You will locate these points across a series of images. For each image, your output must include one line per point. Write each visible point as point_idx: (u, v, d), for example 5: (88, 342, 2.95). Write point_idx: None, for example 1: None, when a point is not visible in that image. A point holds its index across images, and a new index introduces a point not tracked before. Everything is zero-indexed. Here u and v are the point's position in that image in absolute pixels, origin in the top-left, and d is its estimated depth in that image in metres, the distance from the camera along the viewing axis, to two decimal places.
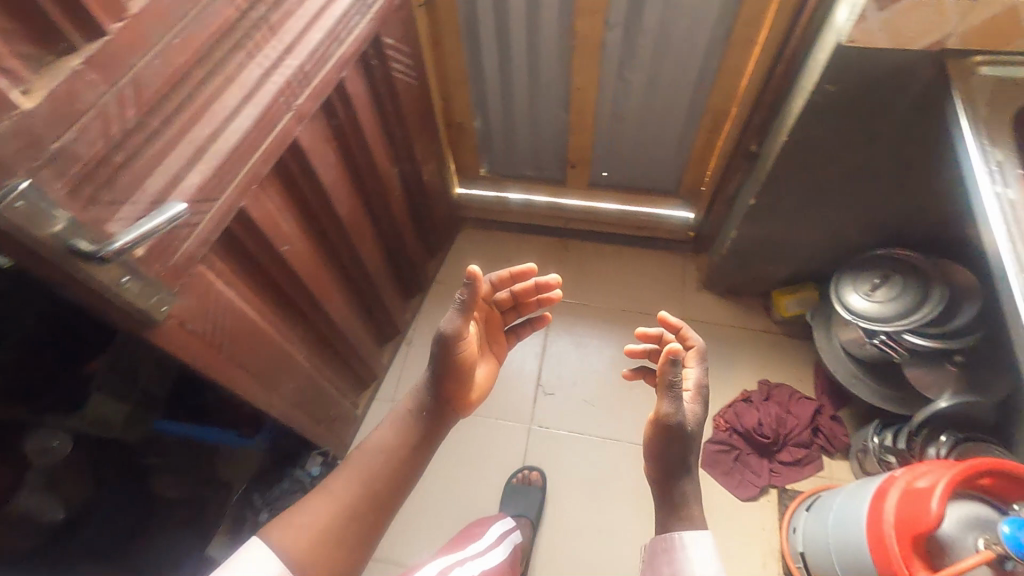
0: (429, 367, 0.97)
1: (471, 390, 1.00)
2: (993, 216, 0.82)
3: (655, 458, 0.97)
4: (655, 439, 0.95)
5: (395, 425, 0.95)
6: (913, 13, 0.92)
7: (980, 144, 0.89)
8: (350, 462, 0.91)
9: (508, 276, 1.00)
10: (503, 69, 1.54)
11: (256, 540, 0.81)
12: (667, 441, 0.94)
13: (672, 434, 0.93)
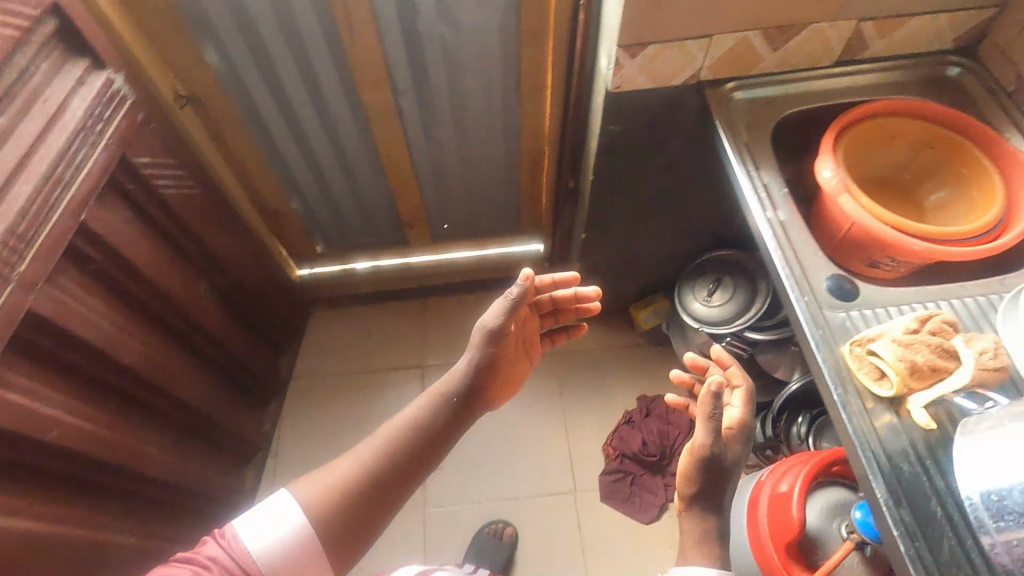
0: (474, 348, 0.99)
1: (501, 380, 1.01)
2: (768, 243, 0.86)
3: (690, 482, 0.94)
4: (695, 467, 0.92)
5: (433, 401, 0.92)
6: (663, 55, 0.95)
7: (748, 171, 0.93)
8: (386, 428, 0.87)
9: (550, 282, 1.12)
10: (305, 151, 1.44)
11: (284, 491, 0.76)
12: (708, 467, 0.91)
13: (710, 459, 0.91)
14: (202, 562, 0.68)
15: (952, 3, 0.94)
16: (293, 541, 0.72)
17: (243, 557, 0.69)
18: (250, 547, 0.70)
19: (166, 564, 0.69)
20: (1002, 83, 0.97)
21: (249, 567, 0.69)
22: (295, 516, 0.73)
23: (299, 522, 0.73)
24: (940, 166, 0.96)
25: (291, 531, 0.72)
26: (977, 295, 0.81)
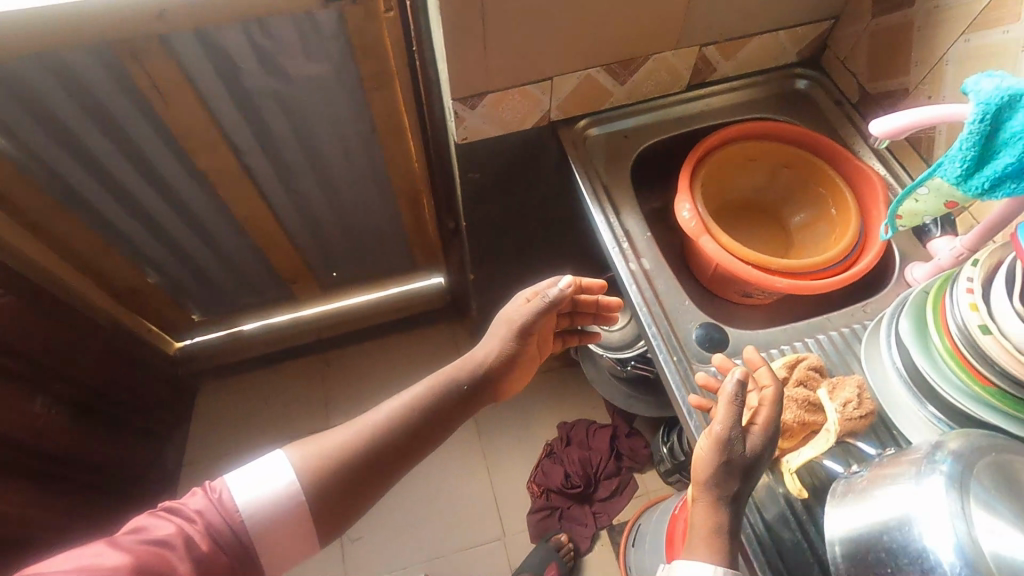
0: (496, 331, 0.88)
1: (515, 375, 0.89)
2: (634, 298, 0.81)
3: (711, 479, 0.63)
4: (708, 450, 0.63)
5: (436, 384, 0.81)
6: (505, 103, 0.88)
7: (608, 218, 0.88)
8: (398, 400, 0.79)
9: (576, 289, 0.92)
10: (149, 224, 1.28)
11: (281, 454, 0.71)
12: (726, 458, 0.62)
13: (734, 449, 0.62)
14: (190, 512, 0.65)
15: (790, 20, 0.92)
16: (284, 499, 0.68)
17: (229, 511, 0.66)
18: (240, 502, 0.66)
19: (153, 511, 0.65)
20: (848, 94, 0.97)
21: (235, 523, 0.65)
22: (287, 473, 0.69)
23: (292, 485, 0.68)
24: (797, 186, 0.95)
25: (283, 490, 0.68)
26: (842, 327, 0.80)
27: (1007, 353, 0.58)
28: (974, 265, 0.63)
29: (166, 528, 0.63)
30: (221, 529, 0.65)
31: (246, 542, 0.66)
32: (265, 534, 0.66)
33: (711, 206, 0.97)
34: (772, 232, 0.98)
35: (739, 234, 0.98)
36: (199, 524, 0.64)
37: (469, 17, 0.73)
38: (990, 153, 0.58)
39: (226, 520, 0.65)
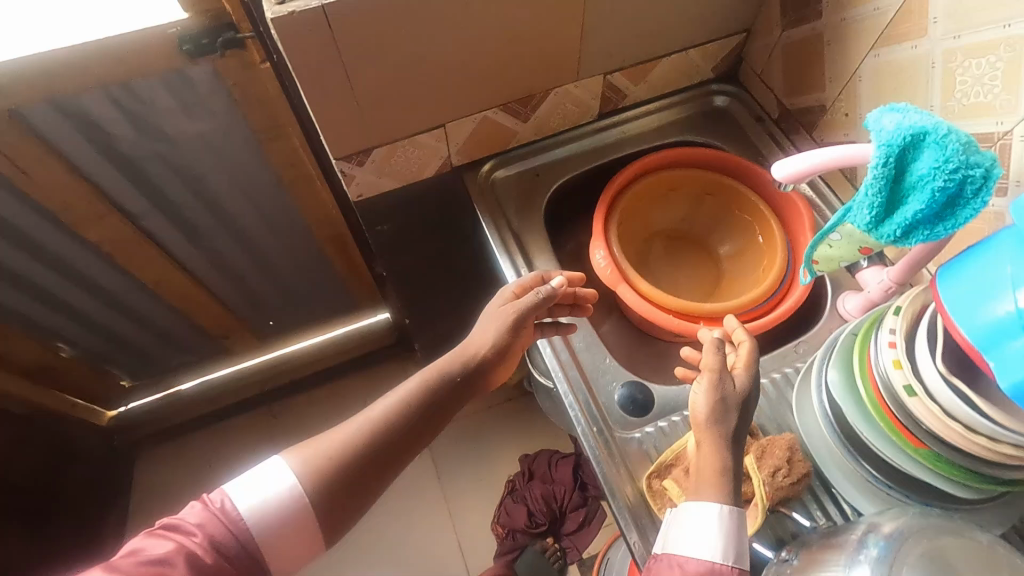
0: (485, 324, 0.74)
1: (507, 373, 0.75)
2: (551, 362, 0.75)
3: (711, 418, 0.60)
4: (700, 389, 0.62)
5: (430, 375, 0.69)
6: (396, 155, 0.81)
7: (519, 271, 0.82)
8: (394, 392, 0.68)
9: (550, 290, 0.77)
10: (50, 300, 1.19)
11: (276, 460, 0.61)
12: (720, 398, 0.61)
13: (724, 390, 0.62)
14: (188, 525, 0.55)
15: (698, 38, 0.86)
16: (290, 503, 0.59)
17: (232, 520, 0.57)
18: (244, 509, 0.57)
19: (144, 532, 0.56)
20: (768, 109, 0.91)
21: (240, 533, 0.56)
22: (288, 474, 0.60)
23: (296, 486, 0.59)
24: (722, 213, 0.89)
25: (287, 492, 0.59)
26: (773, 373, 0.74)
27: (934, 418, 0.53)
28: (895, 316, 0.57)
29: (163, 547, 0.54)
30: (226, 542, 0.56)
31: (254, 554, 0.57)
32: (274, 544, 0.58)
33: (632, 243, 0.90)
34: (700, 263, 0.91)
35: (664, 270, 0.90)
36: (200, 539, 0.55)
37: (329, 77, 0.66)
38: (899, 197, 0.53)
39: (230, 532, 0.56)
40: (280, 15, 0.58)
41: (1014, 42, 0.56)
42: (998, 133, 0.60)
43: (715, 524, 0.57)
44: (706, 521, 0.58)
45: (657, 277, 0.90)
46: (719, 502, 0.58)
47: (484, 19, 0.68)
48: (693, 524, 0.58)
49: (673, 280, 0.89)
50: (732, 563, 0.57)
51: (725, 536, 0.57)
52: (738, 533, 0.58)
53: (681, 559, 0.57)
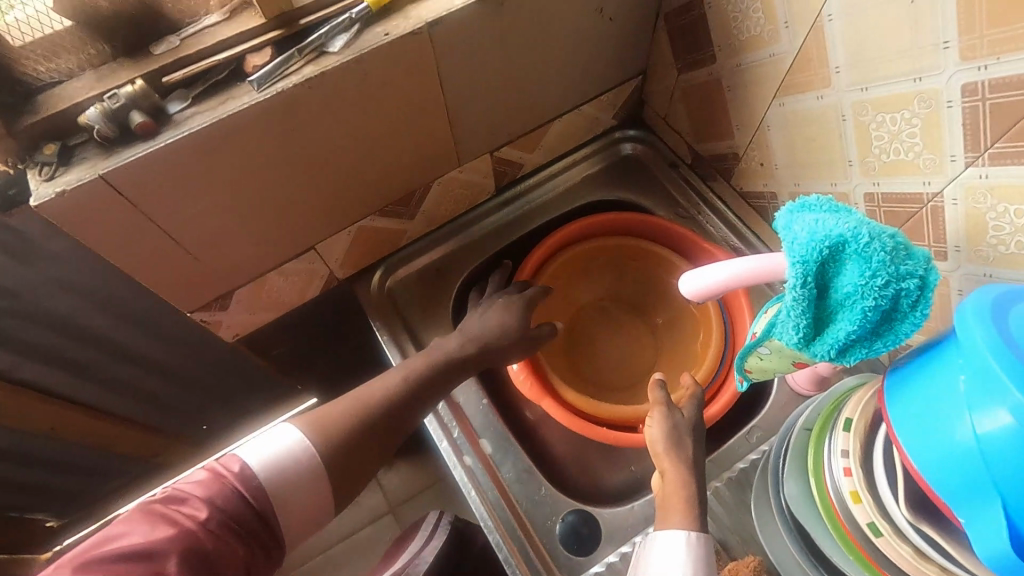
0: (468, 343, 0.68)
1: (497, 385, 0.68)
2: (477, 508, 0.65)
3: (667, 445, 0.60)
4: (655, 419, 0.62)
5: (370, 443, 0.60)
6: (266, 287, 0.70)
7: None
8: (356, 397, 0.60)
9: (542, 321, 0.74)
10: None
11: (283, 425, 0.54)
12: (672, 428, 0.61)
13: (675, 421, 0.62)
14: (192, 499, 0.46)
15: (587, 93, 0.76)
16: (298, 457, 0.52)
17: (244, 482, 0.49)
18: (258, 465, 0.50)
19: (128, 513, 0.46)
20: (681, 154, 0.82)
21: (254, 494, 0.49)
22: (292, 432, 0.54)
23: (305, 443, 0.53)
24: (648, 279, 0.80)
25: (295, 448, 0.52)
26: (728, 474, 0.66)
27: (908, 562, 0.44)
28: (845, 433, 0.49)
29: (161, 527, 0.44)
30: (238, 509, 0.48)
31: (269, 517, 0.49)
32: (288, 504, 0.50)
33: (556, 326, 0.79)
34: (638, 337, 0.80)
35: (598, 348, 0.80)
36: (210, 512, 0.46)
37: (144, 242, 0.55)
38: (827, 314, 0.44)
39: (240, 497, 0.48)
40: (45, 200, 0.46)
41: (929, 96, 0.47)
42: (927, 193, 0.52)
43: (680, 546, 0.53)
44: (671, 545, 0.54)
45: (592, 359, 0.79)
46: (686, 528, 0.54)
47: (321, 137, 0.57)
48: (658, 548, 0.54)
49: (609, 359, 0.79)
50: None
51: (692, 558, 0.53)
52: (707, 556, 0.54)
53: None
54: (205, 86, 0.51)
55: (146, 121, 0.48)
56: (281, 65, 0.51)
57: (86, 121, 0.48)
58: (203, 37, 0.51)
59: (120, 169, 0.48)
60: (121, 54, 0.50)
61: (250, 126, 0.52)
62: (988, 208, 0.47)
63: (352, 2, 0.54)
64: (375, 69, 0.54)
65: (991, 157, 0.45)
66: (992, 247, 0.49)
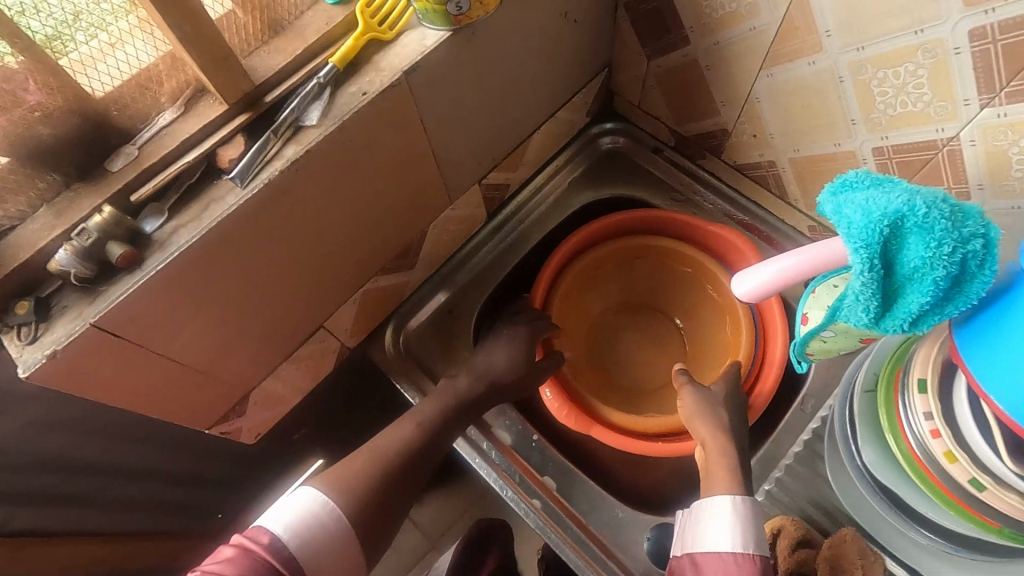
0: (491, 390, 0.65)
1: (551, 407, 0.68)
2: (557, 546, 0.62)
3: (714, 418, 0.59)
4: (684, 399, 0.62)
5: (397, 514, 0.56)
6: (279, 377, 0.65)
7: (479, 446, 0.67)
8: (379, 464, 0.57)
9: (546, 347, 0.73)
10: None
11: (298, 492, 0.52)
12: (704, 400, 0.60)
13: (705, 395, 0.61)
14: None
15: (560, 99, 0.73)
16: (326, 517, 0.51)
17: (274, 550, 0.47)
18: (286, 533, 0.48)
19: None
20: (662, 138, 0.80)
21: (285, 562, 0.47)
22: (312, 492, 0.52)
23: (329, 501, 0.52)
24: (657, 273, 0.79)
25: (319, 507, 0.51)
26: (793, 449, 0.65)
27: (1018, 510, 0.44)
28: (921, 395, 0.49)
29: None
30: None
31: None
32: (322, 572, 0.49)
33: (579, 342, 0.77)
34: (663, 332, 0.79)
35: (627, 353, 0.78)
36: None
37: (145, 376, 0.49)
38: (894, 290, 0.43)
39: (272, 568, 0.46)
40: (34, 368, 0.41)
41: (933, 46, 0.47)
42: (942, 139, 0.51)
43: (725, 515, 0.51)
44: (716, 515, 0.52)
45: (623, 367, 0.77)
46: (729, 493, 0.53)
47: (313, 215, 0.52)
48: (705, 518, 0.52)
49: (641, 361, 0.77)
50: (756, 552, 0.50)
51: (740, 526, 0.51)
52: (756, 522, 0.51)
53: (701, 559, 0.51)
54: (180, 195, 0.46)
55: (128, 251, 0.42)
56: (259, 151, 0.46)
57: (58, 267, 0.42)
58: (164, 139, 0.46)
59: (110, 312, 0.42)
60: (75, 181, 0.44)
61: (241, 228, 0.47)
62: (1010, 144, 0.47)
63: (315, 64, 0.50)
64: (358, 132, 0.50)
65: (1008, 96, 0.45)
66: (1017, 181, 0.49)
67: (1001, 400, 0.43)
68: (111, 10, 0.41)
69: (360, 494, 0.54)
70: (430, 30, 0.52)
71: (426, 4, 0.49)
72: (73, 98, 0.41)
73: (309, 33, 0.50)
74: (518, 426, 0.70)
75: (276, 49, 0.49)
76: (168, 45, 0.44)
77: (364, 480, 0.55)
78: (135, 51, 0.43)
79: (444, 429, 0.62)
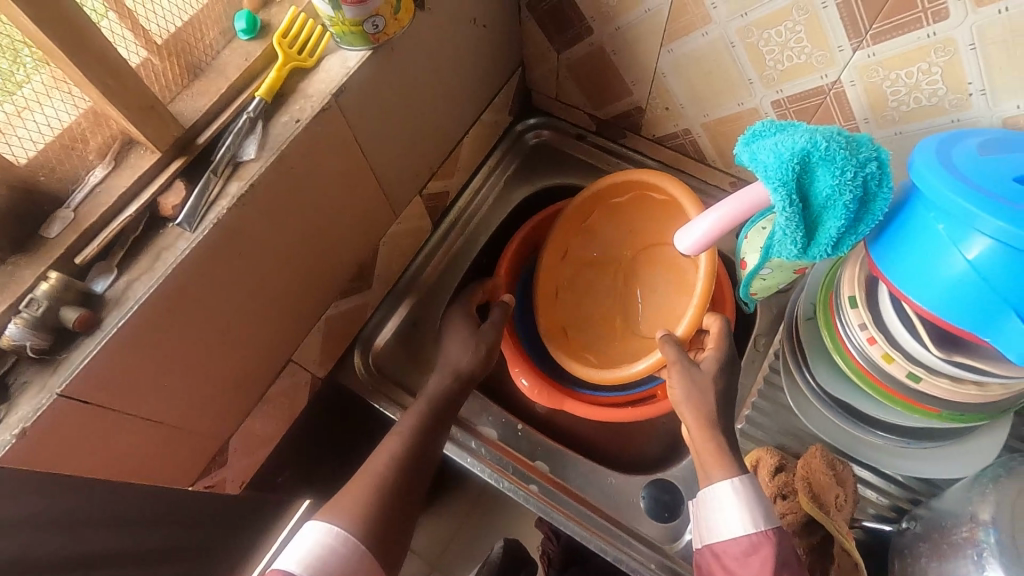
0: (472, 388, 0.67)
1: (533, 391, 0.70)
2: (563, 523, 0.64)
3: (689, 402, 0.57)
4: (672, 380, 0.59)
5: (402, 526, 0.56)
6: (254, 420, 0.64)
7: (467, 445, 0.69)
8: (378, 481, 0.57)
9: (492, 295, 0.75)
10: None
11: (314, 523, 0.53)
12: (693, 382, 0.58)
13: (696, 377, 0.58)
14: None
15: (482, 102, 0.76)
16: (342, 548, 0.52)
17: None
18: (300, 567, 0.49)
19: None
20: (583, 125, 0.84)
21: None
22: (320, 524, 0.53)
23: (339, 530, 0.52)
24: (648, 211, 0.73)
25: (331, 538, 0.52)
26: (756, 386, 0.69)
27: (950, 390, 0.51)
28: (854, 309, 0.55)
29: None
30: None
31: None
32: None
33: (582, 292, 0.76)
34: (676, 267, 0.71)
35: (635, 296, 0.74)
36: None
37: (119, 440, 0.48)
38: (814, 218, 0.48)
39: None
40: (4, 451, 0.39)
41: (804, 4, 0.53)
42: (826, 84, 0.58)
43: (733, 500, 0.53)
44: (724, 500, 0.53)
45: (626, 309, 0.74)
46: (728, 477, 0.54)
47: (265, 248, 0.52)
48: (711, 507, 0.54)
49: (652, 302, 0.72)
50: (768, 526, 0.52)
51: (746, 507, 0.52)
52: (760, 497, 0.53)
53: (719, 548, 0.53)
54: (127, 249, 0.45)
55: (84, 314, 0.42)
56: (202, 194, 0.46)
57: (10, 343, 0.40)
58: (100, 197, 0.45)
59: (75, 378, 0.42)
60: (11, 253, 0.43)
61: (197, 272, 0.47)
62: (882, 79, 0.54)
63: (242, 100, 0.50)
64: (298, 161, 0.51)
65: (873, 38, 0.52)
66: (894, 110, 0.56)
67: (922, 299, 0.48)
68: (22, 74, 0.40)
69: (365, 513, 0.54)
70: (350, 52, 0.53)
71: (343, 27, 0.50)
72: None
73: (229, 72, 0.50)
74: (501, 421, 0.72)
75: (198, 92, 0.49)
76: (88, 101, 0.43)
77: (367, 498, 0.55)
78: (54, 111, 0.42)
79: (435, 436, 0.63)
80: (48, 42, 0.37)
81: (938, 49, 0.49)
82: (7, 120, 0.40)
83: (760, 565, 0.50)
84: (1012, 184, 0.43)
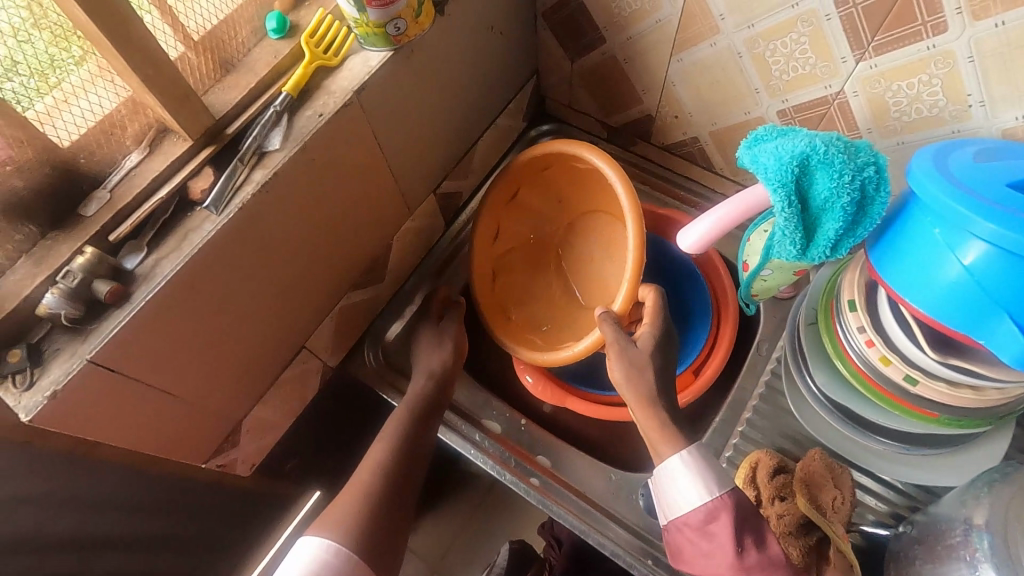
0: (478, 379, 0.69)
1: (539, 388, 0.72)
2: (566, 517, 0.66)
3: (627, 382, 0.58)
4: (613, 361, 0.60)
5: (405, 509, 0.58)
6: (267, 403, 0.66)
7: (471, 437, 0.70)
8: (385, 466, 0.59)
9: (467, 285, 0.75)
10: None
11: (308, 538, 0.54)
12: (630, 362, 0.59)
13: (630, 354, 0.60)
14: None
15: (497, 106, 0.79)
16: (333, 559, 0.53)
17: None
18: None
19: None
20: (595, 132, 0.86)
21: None
22: (314, 538, 0.54)
23: (332, 543, 0.53)
24: (579, 180, 0.75)
25: (325, 552, 0.53)
26: (757, 390, 0.70)
27: (947, 395, 0.52)
28: (854, 313, 0.56)
29: None
30: None
31: None
32: None
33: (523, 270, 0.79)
34: (612, 237, 0.75)
35: (580, 265, 0.78)
36: None
37: (141, 411, 0.50)
38: (812, 221, 0.50)
39: None
40: (37, 412, 0.42)
41: (809, 16, 0.55)
42: (831, 94, 0.60)
43: (684, 473, 0.54)
44: (677, 476, 0.54)
45: (564, 282, 0.78)
46: (677, 451, 0.54)
47: (285, 236, 0.55)
48: (666, 485, 0.55)
49: (591, 269, 0.77)
50: (723, 489, 0.53)
51: (698, 475, 0.53)
52: (707, 462, 0.54)
53: (683, 524, 0.54)
54: (156, 229, 0.48)
55: (115, 286, 0.44)
56: (229, 179, 0.49)
57: (46, 311, 0.43)
58: (133, 180, 0.48)
59: (104, 346, 0.44)
60: (50, 229, 0.46)
61: (221, 253, 0.49)
62: (885, 90, 0.56)
63: (270, 95, 0.53)
64: (319, 153, 0.54)
65: (876, 49, 0.53)
66: (897, 120, 0.57)
67: (919, 302, 0.49)
68: (70, 61, 0.43)
69: None
70: (372, 52, 0.56)
71: (367, 28, 0.53)
72: (41, 149, 0.43)
73: (258, 67, 0.53)
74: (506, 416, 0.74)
75: (229, 86, 0.52)
76: (129, 90, 0.46)
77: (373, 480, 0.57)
78: (97, 98, 0.45)
79: None
80: (97, 33, 0.40)
81: (938, 61, 0.51)
82: (53, 106, 0.43)
83: (724, 531, 0.51)
84: (1004, 189, 0.44)
